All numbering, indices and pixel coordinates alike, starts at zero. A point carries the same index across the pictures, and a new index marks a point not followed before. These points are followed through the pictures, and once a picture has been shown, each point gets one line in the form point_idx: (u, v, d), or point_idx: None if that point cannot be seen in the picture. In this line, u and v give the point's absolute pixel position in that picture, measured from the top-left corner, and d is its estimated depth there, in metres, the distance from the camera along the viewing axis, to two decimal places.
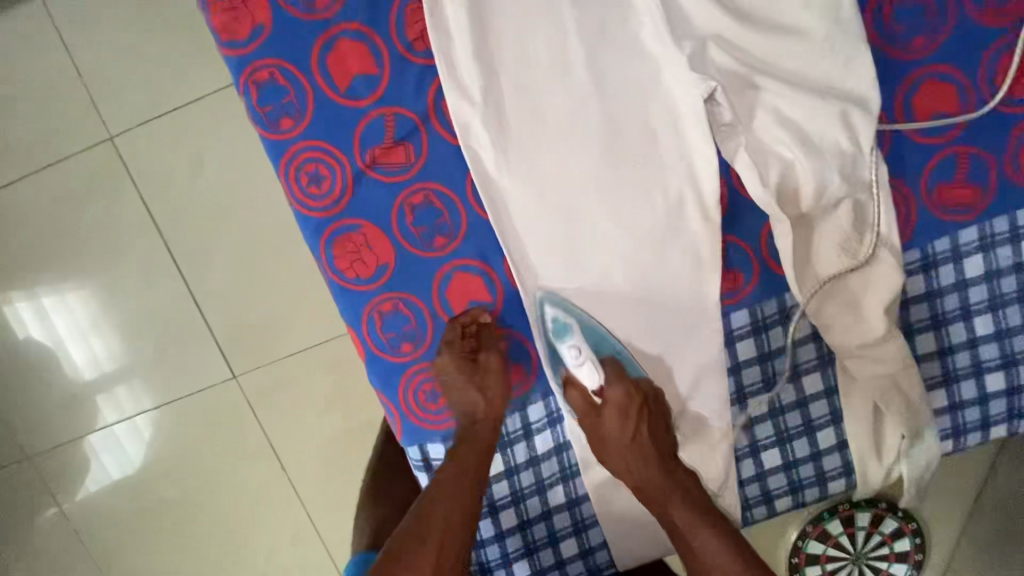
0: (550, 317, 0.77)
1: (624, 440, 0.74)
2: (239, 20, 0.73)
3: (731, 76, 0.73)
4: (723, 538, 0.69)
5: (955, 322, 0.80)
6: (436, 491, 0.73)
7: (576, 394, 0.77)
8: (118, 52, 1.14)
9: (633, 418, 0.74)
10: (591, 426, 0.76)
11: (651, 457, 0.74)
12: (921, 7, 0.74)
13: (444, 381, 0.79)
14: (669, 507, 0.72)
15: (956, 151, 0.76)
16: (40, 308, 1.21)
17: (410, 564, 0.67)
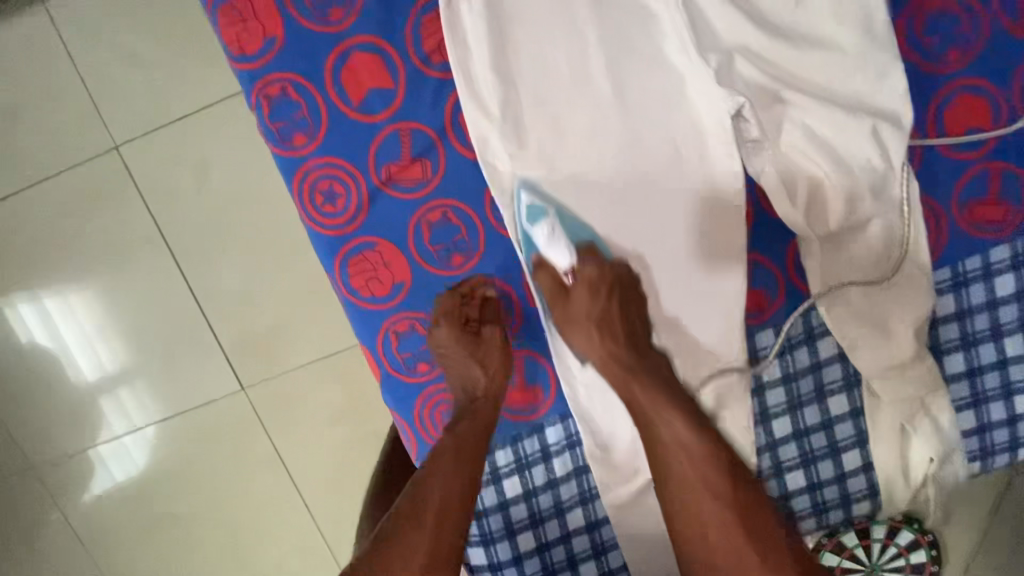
0: (524, 199, 0.73)
1: (592, 317, 0.67)
2: (249, 33, 0.70)
3: (759, 90, 0.70)
4: (687, 416, 0.61)
5: (985, 342, 0.78)
6: (430, 472, 0.68)
7: (546, 275, 0.71)
8: (124, 60, 1.12)
9: (604, 296, 0.67)
10: (560, 306, 0.71)
11: (620, 337, 0.66)
12: (955, 19, 0.71)
13: (444, 354, 0.76)
14: (634, 388, 0.64)
15: (988, 167, 0.74)
16: (48, 318, 1.20)
17: (403, 549, 0.62)
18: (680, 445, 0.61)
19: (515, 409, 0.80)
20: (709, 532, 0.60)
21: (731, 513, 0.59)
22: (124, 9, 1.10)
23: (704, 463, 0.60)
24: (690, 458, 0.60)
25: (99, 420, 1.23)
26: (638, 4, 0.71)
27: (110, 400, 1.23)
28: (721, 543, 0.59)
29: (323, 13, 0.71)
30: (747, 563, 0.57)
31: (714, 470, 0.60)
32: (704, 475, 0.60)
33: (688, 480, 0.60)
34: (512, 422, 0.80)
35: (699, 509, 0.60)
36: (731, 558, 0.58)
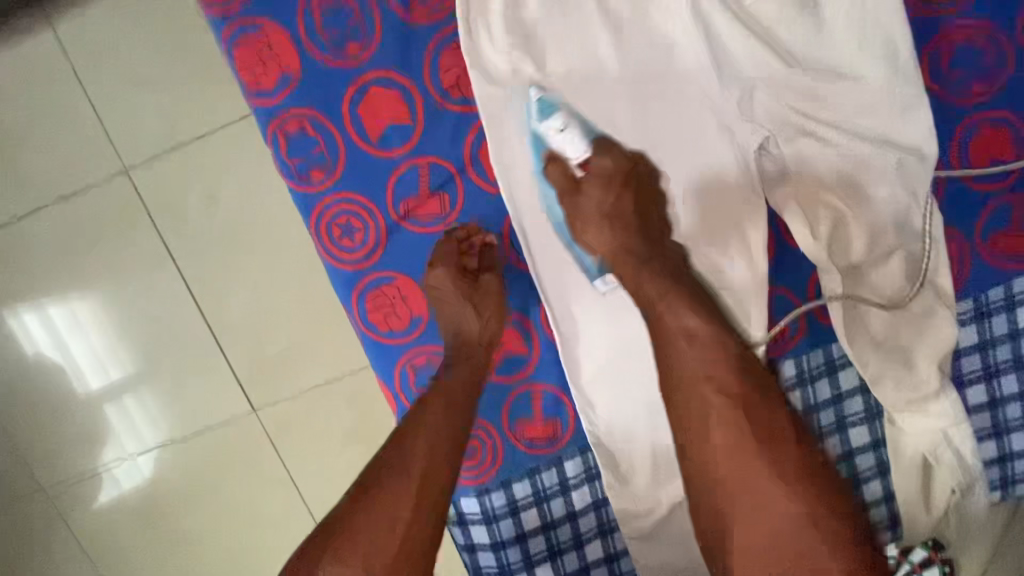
0: (532, 97, 0.69)
1: (604, 207, 0.67)
2: (266, 69, 0.70)
3: (782, 123, 0.70)
4: (696, 307, 0.58)
5: (1007, 372, 0.77)
6: (417, 422, 0.66)
7: (558, 170, 0.69)
8: (133, 84, 1.11)
9: (616, 189, 0.67)
10: (570, 200, 0.69)
11: (632, 226, 0.67)
12: (978, 50, 0.70)
13: (438, 299, 0.73)
14: (641, 276, 0.63)
15: (1010, 200, 0.73)
16: (59, 339, 1.19)
17: (388, 496, 0.60)
18: (689, 334, 0.57)
19: (533, 442, 0.79)
20: (712, 432, 0.53)
21: (738, 412, 0.53)
22: (133, 32, 1.09)
23: (710, 357, 0.55)
24: (696, 347, 0.56)
25: (111, 441, 1.23)
26: (658, 36, 0.70)
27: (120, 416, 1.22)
28: (723, 437, 0.53)
29: (340, 47, 0.70)
30: (751, 462, 0.51)
31: (722, 363, 0.55)
32: (711, 369, 0.55)
33: (694, 374, 0.55)
34: (530, 455, 0.80)
35: (702, 404, 0.54)
36: (733, 460, 0.52)
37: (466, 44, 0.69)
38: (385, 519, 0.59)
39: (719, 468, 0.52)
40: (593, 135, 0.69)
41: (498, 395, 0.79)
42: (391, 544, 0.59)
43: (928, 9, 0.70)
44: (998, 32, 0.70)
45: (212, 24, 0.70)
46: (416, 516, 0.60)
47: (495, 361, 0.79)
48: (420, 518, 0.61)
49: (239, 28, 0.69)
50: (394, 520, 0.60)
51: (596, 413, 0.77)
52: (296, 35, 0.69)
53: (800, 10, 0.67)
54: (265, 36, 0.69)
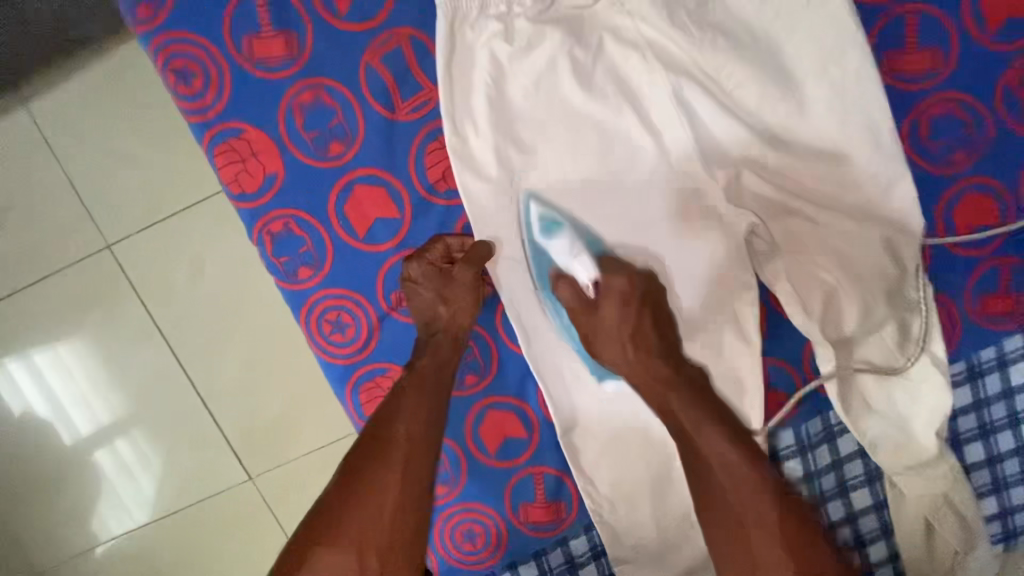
0: (533, 208, 0.71)
1: (624, 331, 0.64)
2: (248, 171, 0.69)
3: (768, 204, 0.70)
4: (727, 432, 0.58)
5: (1003, 430, 0.78)
6: (393, 413, 0.64)
7: (567, 287, 0.69)
8: (110, 159, 1.08)
9: (634, 309, 0.65)
10: (586, 320, 0.67)
11: (654, 349, 0.63)
12: (958, 121, 0.71)
13: (410, 294, 0.70)
14: (671, 394, 0.61)
15: (997, 263, 0.73)
16: (61, 412, 1.15)
17: (370, 482, 0.59)
18: (725, 464, 0.56)
19: (538, 524, 0.78)
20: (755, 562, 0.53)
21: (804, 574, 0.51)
22: (107, 109, 1.07)
23: (751, 495, 0.55)
24: (741, 490, 0.55)
25: (111, 514, 1.19)
26: (640, 121, 0.70)
27: (125, 482, 1.18)
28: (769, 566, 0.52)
29: (323, 147, 0.69)
30: None
31: (764, 502, 0.54)
32: (756, 507, 0.54)
33: (749, 530, 0.54)
34: (535, 537, 0.78)
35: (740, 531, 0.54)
36: None
37: (451, 134, 0.69)
38: (371, 505, 0.58)
39: None
40: (600, 256, 0.70)
41: (499, 480, 0.77)
42: (380, 534, 0.58)
43: (907, 83, 0.70)
44: (977, 102, 0.70)
45: (192, 128, 0.69)
46: (404, 501, 0.60)
47: (494, 448, 0.77)
48: (407, 501, 0.60)
49: (219, 131, 0.68)
50: (382, 511, 0.59)
51: (599, 492, 0.76)
52: (277, 135, 0.69)
53: (778, 95, 0.68)
54: (246, 139, 0.69)
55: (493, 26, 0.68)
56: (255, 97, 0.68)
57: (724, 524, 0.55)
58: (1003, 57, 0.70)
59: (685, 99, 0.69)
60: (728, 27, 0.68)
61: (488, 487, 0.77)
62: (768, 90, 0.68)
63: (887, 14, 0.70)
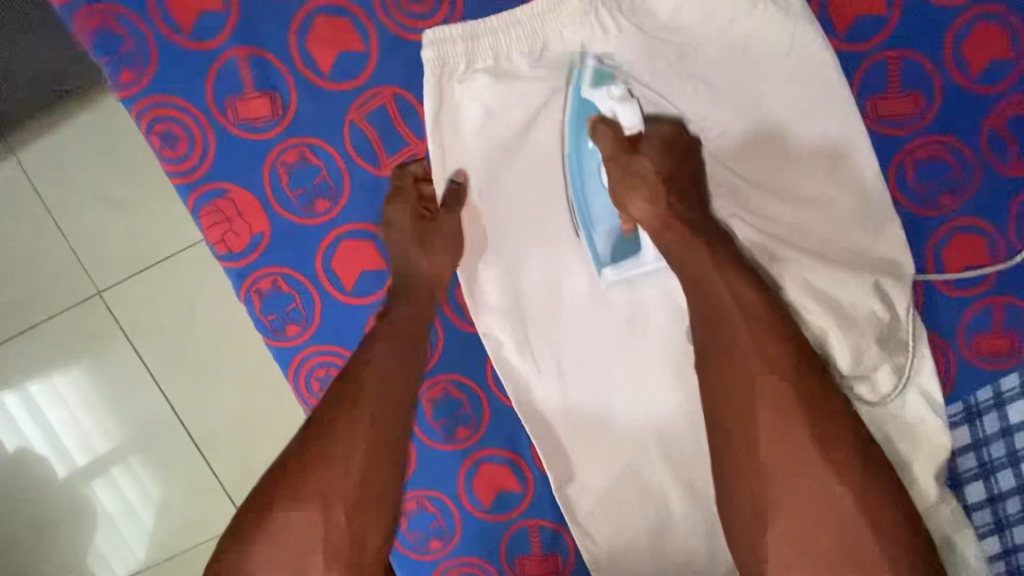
0: (588, 66, 0.67)
1: (661, 173, 0.61)
2: (236, 232, 0.69)
3: (757, 249, 0.69)
4: (750, 286, 0.57)
5: (1003, 469, 0.75)
6: (365, 364, 0.62)
7: (608, 130, 0.65)
8: (100, 206, 1.07)
9: (672, 160, 0.62)
10: (622, 163, 0.63)
11: (686, 202, 0.61)
12: (944, 164, 0.71)
13: (410, 262, 0.67)
14: (696, 247, 0.59)
15: (991, 302, 0.73)
16: (63, 449, 1.11)
17: (340, 432, 0.57)
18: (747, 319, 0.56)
19: None
20: (763, 411, 0.53)
21: (815, 453, 0.51)
22: (97, 156, 1.06)
23: (765, 347, 0.54)
24: (755, 341, 0.55)
25: (110, 557, 1.13)
26: None
27: (128, 522, 1.13)
28: (775, 431, 0.52)
29: (309, 204, 0.69)
30: (794, 427, 0.52)
31: (779, 356, 0.54)
32: (771, 360, 0.54)
33: (755, 375, 0.53)
34: None
35: (750, 377, 0.54)
36: (781, 435, 0.52)
37: (444, 176, 0.68)
38: (339, 457, 0.56)
39: (766, 440, 0.52)
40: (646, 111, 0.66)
41: (494, 534, 0.76)
42: (346, 487, 0.56)
43: (893, 128, 0.70)
44: (962, 144, 0.70)
45: (178, 188, 0.69)
46: (372, 454, 0.58)
47: (488, 501, 0.75)
48: (376, 455, 0.58)
49: (205, 191, 0.68)
50: (346, 464, 0.56)
51: (595, 542, 0.74)
52: (263, 194, 0.69)
53: (764, 144, 0.69)
54: (232, 200, 0.68)
55: (481, 80, 0.67)
56: (241, 158, 0.68)
57: (723, 370, 0.55)
58: (986, 100, 0.70)
59: None
60: (711, 75, 0.68)
61: (483, 541, 0.76)
62: (750, 139, 0.69)
63: (870, 58, 0.70)
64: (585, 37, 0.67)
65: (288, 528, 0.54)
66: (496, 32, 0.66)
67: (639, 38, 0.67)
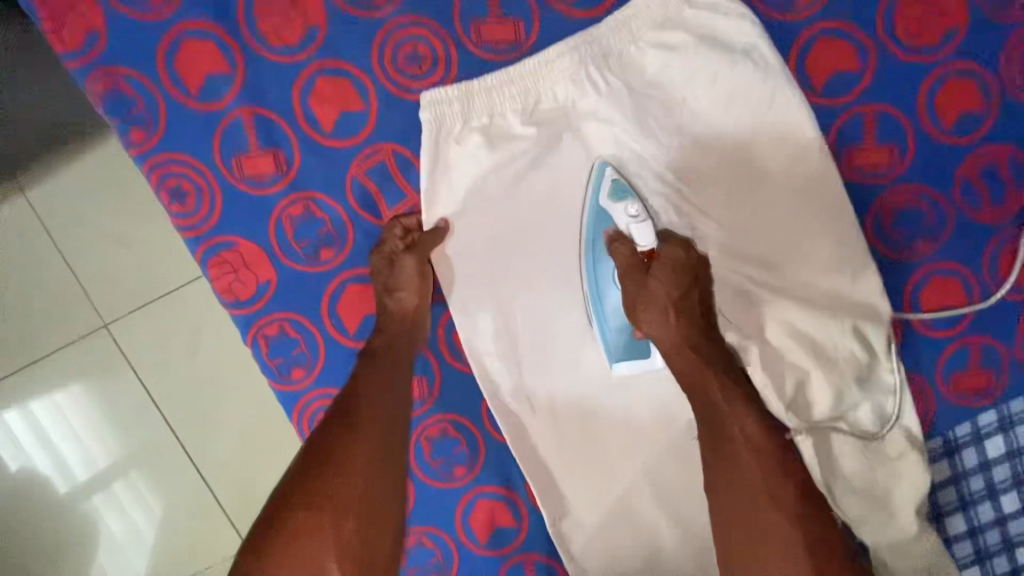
0: (607, 174, 0.70)
1: (672, 297, 0.63)
2: (242, 281, 0.72)
3: (737, 293, 0.72)
4: (756, 412, 0.59)
5: (982, 501, 0.77)
6: (359, 385, 0.65)
7: (624, 249, 0.68)
8: (107, 241, 1.08)
9: (684, 284, 0.64)
10: (636, 281, 0.66)
11: (695, 323, 0.63)
12: (920, 212, 0.74)
13: (387, 310, 0.70)
14: (707, 371, 0.61)
15: (968, 342, 0.75)
16: (63, 466, 1.09)
17: (342, 448, 0.60)
18: (749, 438, 0.58)
19: None
20: (766, 533, 0.55)
21: (809, 568, 0.52)
22: (106, 193, 1.08)
23: (767, 468, 0.57)
24: (757, 458, 0.57)
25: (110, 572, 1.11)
26: None
27: (129, 536, 1.11)
28: (779, 548, 0.54)
29: (314, 253, 0.72)
30: (778, 523, 0.55)
31: (780, 478, 0.56)
32: (772, 484, 0.56)
33: (755, 493, 0.57)
34: None
35: (751, 489, 0.57)
36: (778, 541, 0.54)
37: (425, 224, 0.72)
38: (344, 473, 0.59)
39: (770, 555, 0.54)
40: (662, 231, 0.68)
41: (490, 568, 0.78)
42: (354, 499, 0.59)
43: (869, 178, 0.74)
44: (936, 193, 0.73)
45: (187, 241, 0.72)
46: (374, 465, 0.61)
47: (483, 536, 0.78)
48: (378, 466, 0.61)
49: (213, 243, 0.71)
50: (353, 475, 0.59)
51: None
52: (268, 245, 0.72)
53: (749, 195, 0.72)
54: (238, 251, 0.72)
55: (476, 139, 0.71)
56: (247, 211, 0.71)
57: (725, 484, 0.59)
58: (959, 150, 0.73)
59: (661, 204, 0.72)
60: (698, 131, 0.71)
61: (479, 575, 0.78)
62: (735, 190, 0.72)
63: (847, 112, 0.73)
64: (574, 94, 0.71)
65: (303, 540, 0.56)
66: (490, 91, 0.70)
67: (625, 97, 0.71)
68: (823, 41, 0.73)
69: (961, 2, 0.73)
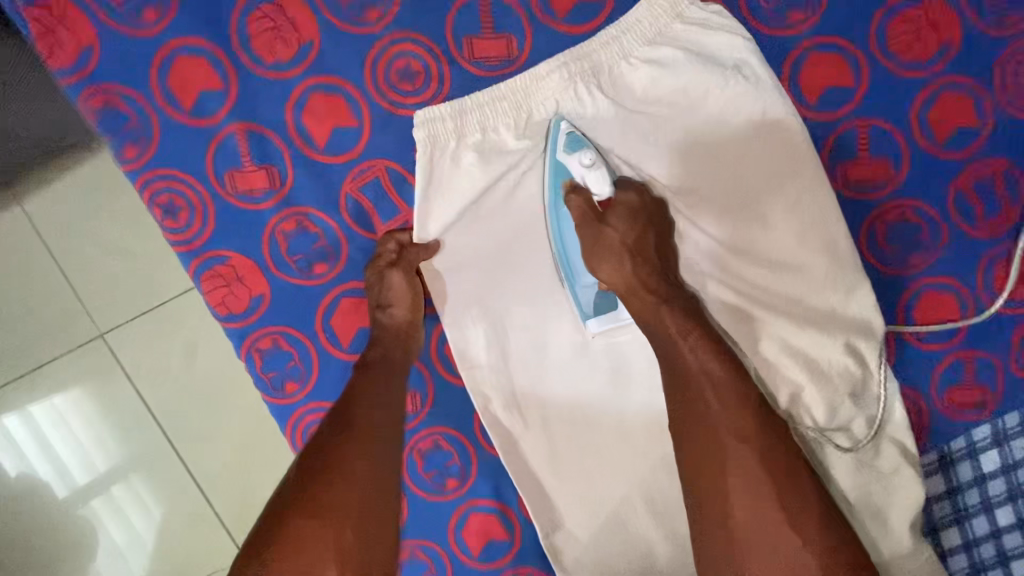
0: (561, 129, 0.69)
1: (627, 244, 0.65)
2: (236, 295, 0.72)
3: (729, 308, 0.73)
4: (715, 349, 0.60)
5: (977, 514, 0.76)
6: (355, 393, 0.65)
7: (579, 201, 0.67)
8: (102, 251, 1.07)
9: (641, 228, 0.66)
10: (591, 232, 0.67)
11: (651, 265, 0.65)
12: (912, 227, 0.74)
13: (379, 323, 0.70)
14: (662, 310, 0.63)
15: (962, 356, 0.75)
16: (62, 469, 1.08)
17: (339, 455, 0.60)
18: (711, 378, 0.58)
19: None
20: (732, 481, 0.54)
21: (775, 511, 0.52)
22: (103, 203, 1.07)
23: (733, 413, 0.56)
24: (717, 395, 0.57)
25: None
26: None
27: (128, 539, 1.10)
28: (744, 495, 0.53)
29: (307, 267, 0.73)
30: (755, 476, 0.53)
31: (743, 420, 0.56)
32: (735, 425, 0.56)
33: (720, 437, 0.55)
34: None
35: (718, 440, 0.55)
36: (749, 490, 0.53)
37: (418, 239, 0.72)
38: (342, 480, 0.59)
39: (738, 508, 0.53)
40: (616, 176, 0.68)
41: None
42: (353, 507, 0.58)
43: (862, 192, 0.74)
44: (929, 207, 0.73)
45: (179, 256, 0.72)
46: (370, 472, 0.60)
47: (477, 549, 0.78)
48: (376, 473, 0.61)
49: (205, 257, 0.72)
50: (350, 483, 0.59)
51: None
52: (262, 259, 0.72)
53: (743, 209, 0.72)
54: (232, 266, 0.72)
55: (469, 156, 0.71)
56: (239, 226, 0.71)
57: (691, 434, 0.57)
58: (953, 163, 0.73)
59: None
60: (690, 145, 0.71)
61: None
62: (727, 205, 0.72)
63: (840, 128, 0.73)
64: (564, 106, 0.71)
65: (302, 548, 0.55)
66: (482, 107, 0.70)
67: (617, 113, 0.71)
68: (815, 56, 0.73)
69: (953, 18, 0.73)
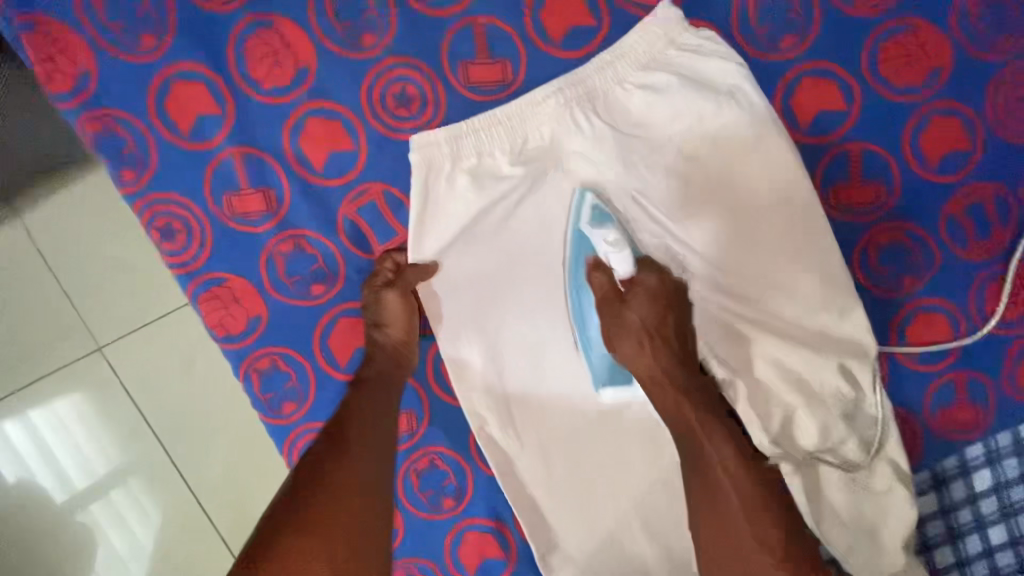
0: (587, 201, 0.72)
1: (649, 326, 0.62)
2: (233, 316, 0.73)
3: (722, 329, 0.73)
4: (734, 444, 0.58)
5: (970, 533, 0.76)
6: (352, 408, 0.67)
7: (602, 278, 0.66)
8: (101, 264, 1.06)
9: (664, 310, 0.63)
10: (610, 310, 0.65)
11: (671, 351, 0.62)
12: (905, 249, 0.74)
13: (375, 342, 0.71)
14: (683, 404, 0.61)
15: (953, 377, 0.76)
16: (63, 475, 1.07)
17: (336, 467, 0.61)
18: (728, 472, 0.58)
19: None
20: None
21: None
22: (104, 215, 1.07)
23: (757, 519, 0.55)
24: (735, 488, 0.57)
25: None
26: None
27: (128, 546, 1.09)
28: None
29: (305, 288, 0.73)
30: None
31: (768, 525, 0.55)
32: (759, 532, 0.55)
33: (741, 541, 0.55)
34: None
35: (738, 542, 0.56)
36: None
37: (414, 259, 0.72)
38: (337, 491, 0.59)
39: None
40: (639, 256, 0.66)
41: None
42: (346, 518, 0.58)
43: (856, 214, 0.74)
44: (921, 229, 0.74)
45: (177, 277, 0.73)
46: (365, 484, 0.61)
47: (472, 566, 0.78)
48: (371, 487, 0.61)
49: (204, 279, 0.72)
50: (344, 494, 0.59)
51: None
52: (259, 281, 0.73)
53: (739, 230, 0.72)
54: (229, 287, 0.72)
55: (463, 180, 0.71)
56: (237, 248, 0.72)
57: (709, 524, 0.58)
58: (945, 186, 0.74)
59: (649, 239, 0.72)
60: (684, 168, 0.72)
61: None
62: (723, 226, 0.72)
63: (833, 150, 0.74)
64: (558, 128, 0.71)
65: (295, 557, 0.55)
66: (477, 132, 0.70)
67: (612, 136, 0.71)
68: (808, 80, 0.74)
69: (943, 42, 0.74)
